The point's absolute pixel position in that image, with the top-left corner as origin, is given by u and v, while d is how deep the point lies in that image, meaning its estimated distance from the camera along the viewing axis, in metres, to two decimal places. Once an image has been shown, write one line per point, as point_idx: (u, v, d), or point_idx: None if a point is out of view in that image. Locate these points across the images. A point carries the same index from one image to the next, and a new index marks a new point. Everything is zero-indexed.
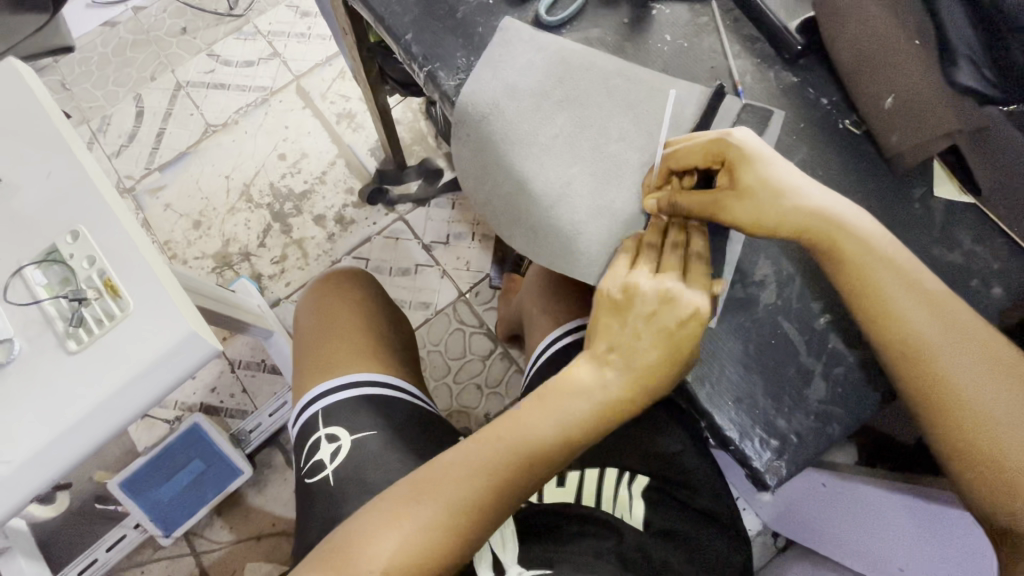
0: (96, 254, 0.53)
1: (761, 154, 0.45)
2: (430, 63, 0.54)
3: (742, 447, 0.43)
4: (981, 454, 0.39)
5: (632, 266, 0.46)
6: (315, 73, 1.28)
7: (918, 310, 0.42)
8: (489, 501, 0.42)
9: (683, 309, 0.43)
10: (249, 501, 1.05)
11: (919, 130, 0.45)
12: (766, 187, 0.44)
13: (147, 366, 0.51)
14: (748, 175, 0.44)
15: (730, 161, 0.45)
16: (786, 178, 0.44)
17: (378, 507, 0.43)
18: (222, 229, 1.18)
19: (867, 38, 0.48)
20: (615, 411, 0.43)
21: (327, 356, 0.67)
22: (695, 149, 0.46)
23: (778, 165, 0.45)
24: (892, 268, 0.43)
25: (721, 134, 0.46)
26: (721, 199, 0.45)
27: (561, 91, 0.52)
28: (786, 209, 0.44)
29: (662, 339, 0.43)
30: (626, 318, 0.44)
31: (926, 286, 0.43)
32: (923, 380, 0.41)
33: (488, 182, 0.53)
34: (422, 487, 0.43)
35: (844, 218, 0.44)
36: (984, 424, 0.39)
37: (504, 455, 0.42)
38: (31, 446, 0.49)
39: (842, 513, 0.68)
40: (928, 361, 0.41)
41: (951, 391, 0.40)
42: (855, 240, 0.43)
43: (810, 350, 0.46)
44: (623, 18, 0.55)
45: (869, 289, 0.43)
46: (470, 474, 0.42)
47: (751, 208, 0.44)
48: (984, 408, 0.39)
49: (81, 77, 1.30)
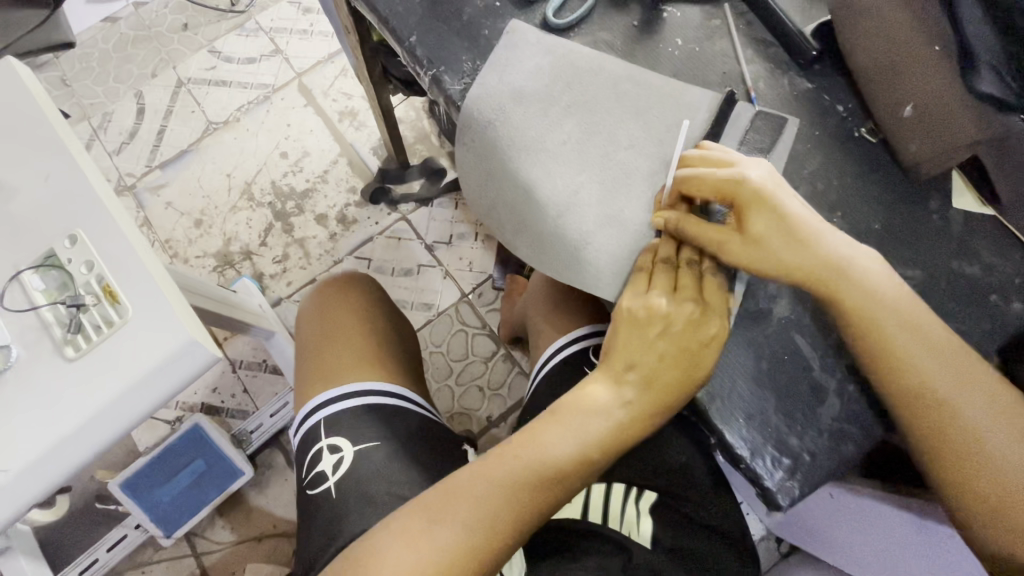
0: (94, 259, 0.52)
1: (774, 197, 0.43)
2: (434, 66, 0.53)
3: (754, 466, 0.42)
4: (979, 487, 0.39)
5: (651, 284, 0.45)
6: (318, 70, 1.27)
7: (915, 345, 0.41)
8: (508, 520, 0.42)
9: (705, 330, 0.43)
10: (250, 502, 1.05)
11: (940, 138, 0.44)
12: (774, 235, 0.43)
13: (146, 374, 0.50)
14: (758, 222, 0.43)
15: (741, 203, 0.44)
16: (800, 224, 0.43)
17: (394, 525, 0.42)
18: (223, 227, 1.17)
19: (883, 44, 0.46)
20: (630, 430, 0.44)
21: (328, 363, 0.66)
22: (709, 184, 0.44)
23: (792, 208, 0.43)
24: (895, 314, 0.42)
25: (738, 173, 0.44)
26: (724, 238, 0.44)
27: (570, 95, 0.51)
28: (791, 259, 0.43)
29: (681, 359, 0.43)
30: (644, 335, 0.45)
31: (922, 321, 0.41)
32: (922, 416, 0.40)
33: (493, 189, 0.51)
34: (439, 505, 0.42)
35: (854, 265, 0.43)
36: (983, 462, 0.39)
37: (523, 473, 0.42)
38: (29, 454, 0.49)
39: (852, 529, 0.66)
40: (925, 397, 0.40)
41: (949, 426, 0.40)
42: (858, 288, 0.42)
43: (824, 366, 0.44)
44: (633, 21, 0.54)
45: (867, 328, 0.42)
46: (489, 491, 0.42)
47: (753, 254, 0.43)
48: (982, 442, 0.39)
49: (83, 73, 1.29)
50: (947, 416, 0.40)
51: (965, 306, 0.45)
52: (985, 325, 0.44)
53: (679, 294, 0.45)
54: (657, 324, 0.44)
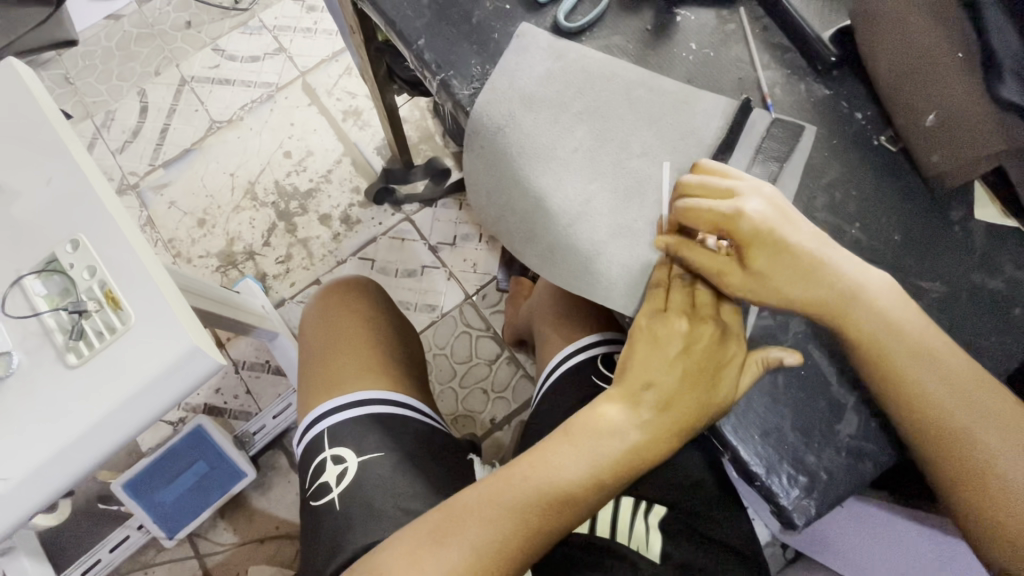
0: (96, 264, 0.51)
1: (776, 231, 0.42)
2: (443, 70, 0.51)
3: (769, 484, 0.41)
4: (998, 513, 0.38)
5: (668, 302, 0.44)
6: (322, 69, 1.26)
7: (927, 372, 0.40)
8: (517, 543, 0.41)
9: (724, 355, 0.42)
10: (252, 504, 1.04)
11: (960, 151, 0.43)
12: (777, 270, 0.42)
13: (147, 382, 0.49)
14: (760, 258, 0.42)
15: (740, 238, 0.42)
16: (804, 256, 0.42)
17: (401, 548, 0.42)
18: (227, 227, 1.16)
19: (906, 50, 0.45)
20: (644, 453, 0.43)
21: (332, 371, 0.65)
22: (706, 217, 0.42)
23: (793, 242, 0.42)
24: (905, 340, 0.41)
25: (736, 209, 0.42)
26: (724, 271, 0.43)
27: (581, 102, 0.50)
28: (793, 294, 0.42)
29: (697, 383, 0.42)
30: (662, 355, 0.43)
31: (930, 344, 0.41)
32: (933, 441, 0.39)
33: (502, 198, 0.50)
34: (448, 527, 0.42)
35: (865, 290, 0.42)
36: (1003, 491, 0.38)
37: (532, 496, 0.42)
38: (30, 463, 0.48)
39: (866, 543, 0.65)
40: (934, 420, 0.39)
41: (964, 449, 0.39)
42: (868, 313, 0.41)
43: (843, 380, 0.44)
44: (646, 25, 0.53)
45: (876, 355, 0.41)
46: (498, 514, 0.42)
47: (755, 289, 0.42)
48: (1000, 472, 0.38)
49: (85, 70, 1.28)
50: (959, 440, 0.39)
51: (988, 320, 0.44)
52: (1009, 339, 0.43)
53: (698, 313, 0.44)
54: (674, 346, 0.43)
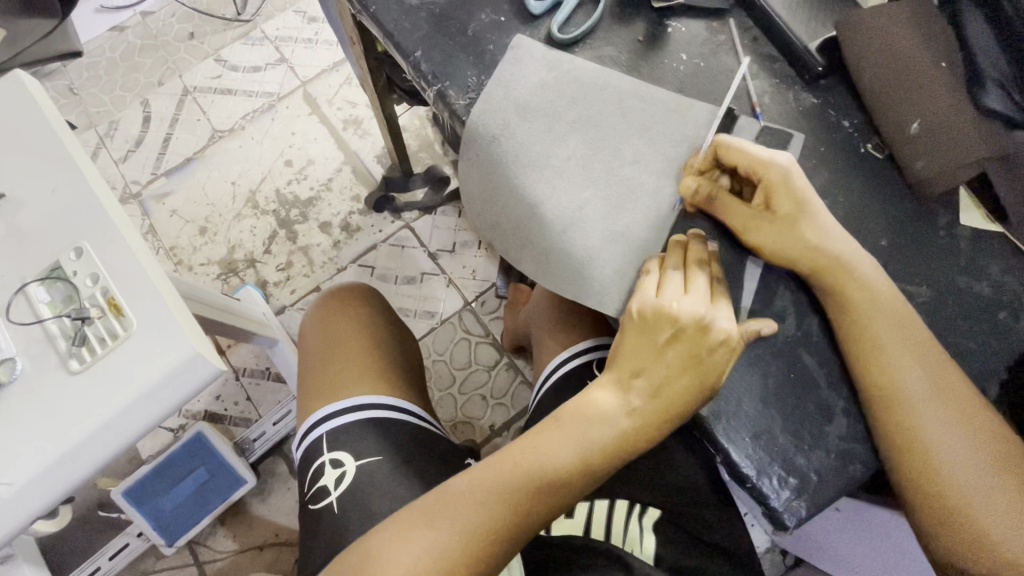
0: (99, 272, 0.52)
1: (803, 180, 0.44)
2: (439, 81, 0.53)
3: (760, 485, 0.41)
4: (955, 499, 0.41)
5: (662, 284, 0.45)
6: (323, 78, 1.28)
7: (899, 350, 0.42)
8: (504, 528, 0.42)
9: (714, 338, 0.43)
10: (252, 510, 1.04)
11: (947, 157, 0.44)
12: (801, 215, 0.44)
13: (150, 387, 0.49)
14: (785, 203, 0.44)
15: (769, 184, 0.44)
16: (821, 213, 0.44)
17: (392, 527, 0.43)
18: (227, 235, 1.18)
19: (895, 60, 0.46)
20: (633, 441, 0.44)
21: (332, 376, 0.66)
22: (741, 160, 0.45)
23: (817, 192, 0.44)
24: (891, 319, 0.43)
25: (770, 155, 0.44)
26: (753, 217, 0.45)
27: (575, 111, 0.51)
28: (814, 241, 0.44)
29: (689, 368, 0.43)
30: (652, 342, 0.44)
31: (911, 324, 0.43)
32: (892, 416, 0.42)
33: (498, 205, 0.51)
34: (438, 511, 0.43)
35: (857, 269, 0.43)
36: (935, 459, 0.41)
37: (522, 481, 0.43)
38: (32, 468, 0.48)
39: (859, 543, 0.65)
40: (908, 413, 0.41)
41: (911, 425, 0.41)
42: (860, 295, 0.43)
43: (833, 381, 0.44)
44: (639, 35, 0.54)
45: (860, 335, 0.43)
46: (486, 498, 0.43)
47: (779, 236, 0.44)
48: (931, 444, 0.41)
49: (89, 81, 1.30)
50: (928, 432, 0.41)
51: (973, 324, 0.45)
52: (994, 343, 0.44)
53: (692, 294, 0.44)
54: (663, 328, 0.44)
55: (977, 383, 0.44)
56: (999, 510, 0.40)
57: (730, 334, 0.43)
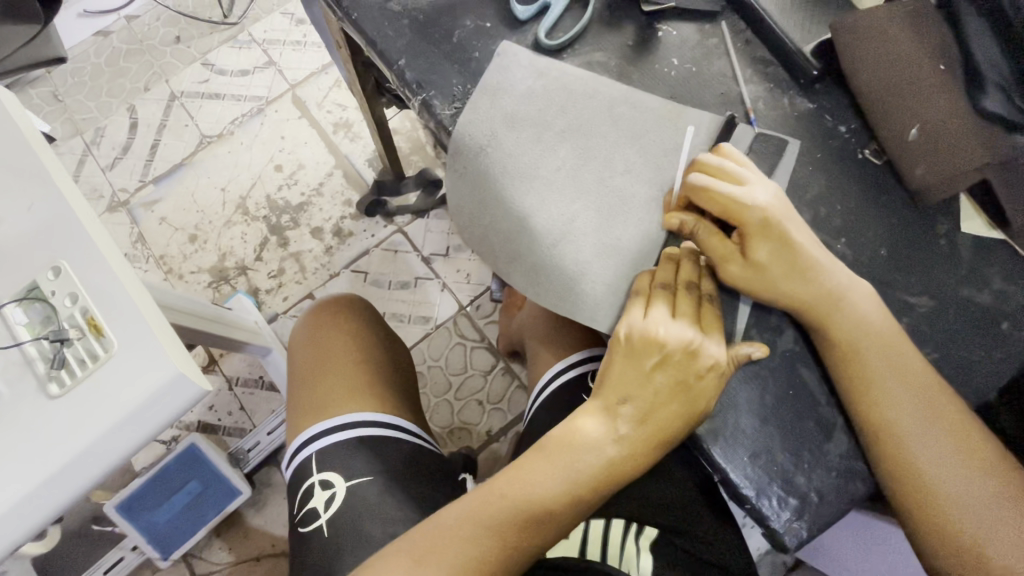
0: (78, 291, 0.50)
1: (782, 223, 0.42)
2: (424, 90, 0.51)
3: (760, 506, 0.40)
4: (949, 521, 0.39)
5: (649, 308, 0.44)
6: (312, 81, 1.25)
7: (883, 367, 0.41)
8: (494, 562, 0.41)
9: (701, 363, 0.42)
10: (248, 522, 1.03)
11: (945, 165, 0.43)
12: (777, 262, 0.42)
13: (130, 411, 0.48)
14: (762, 248, 0.42)
15: (746, 227, 0.42)
16: (800, 257, 0.42)
17: (378, 564, 0.42)
18: (218, 242, 1.16)
19: (891, 63, 0.45)
20: (621, 468, 0.43)
21: (322, 393, 0.65)
22: (717, 199, 0.43)
23: (796, 238, 0.42)
24: (875, 338, 0.42)
25: (747, 197, 0.42)
26: (728, 259, 0.43)
27: (564, 120, 0.49)
28: (789, 289, 0.42)
29: (675, 394, 0.42)
30: (638, 367, 0.44)
31: (895, 342, 0.42)
32: (879, 435, 0.40)
33: (486, 219, 0.49)
34: (425, 549, 0.42)
35: (849, 288, 0.42)
36: (925, 477, 0.40)
37: (510, 513, 0.42)
38: (8, 498, 0.47)
39: (881, 553, 0.61)
40: (897, 436, 0.40)
41: (899, 445, 0.40)
42: (848, 316, 0.42)
43: (830, 399, 0.43)
44: (628, 40, 0.52)
45: (847, 354, 0.42)
46: (476, 532, 0.42)
47: (753, 281, 0.43)
48: (920, 462, 0.40)
49: (75, 87, 1.27)
50: (917, 454, 0.40)
51: (976, 334, 0.44)
52: (998, 355, 0.43)
53: (677, 314, 0.44)
54: (646, 352, 0.43)
55: (979, 396, 0.43)
56: (996, 530, 0.39)
57: (722, 360, 0.42)
